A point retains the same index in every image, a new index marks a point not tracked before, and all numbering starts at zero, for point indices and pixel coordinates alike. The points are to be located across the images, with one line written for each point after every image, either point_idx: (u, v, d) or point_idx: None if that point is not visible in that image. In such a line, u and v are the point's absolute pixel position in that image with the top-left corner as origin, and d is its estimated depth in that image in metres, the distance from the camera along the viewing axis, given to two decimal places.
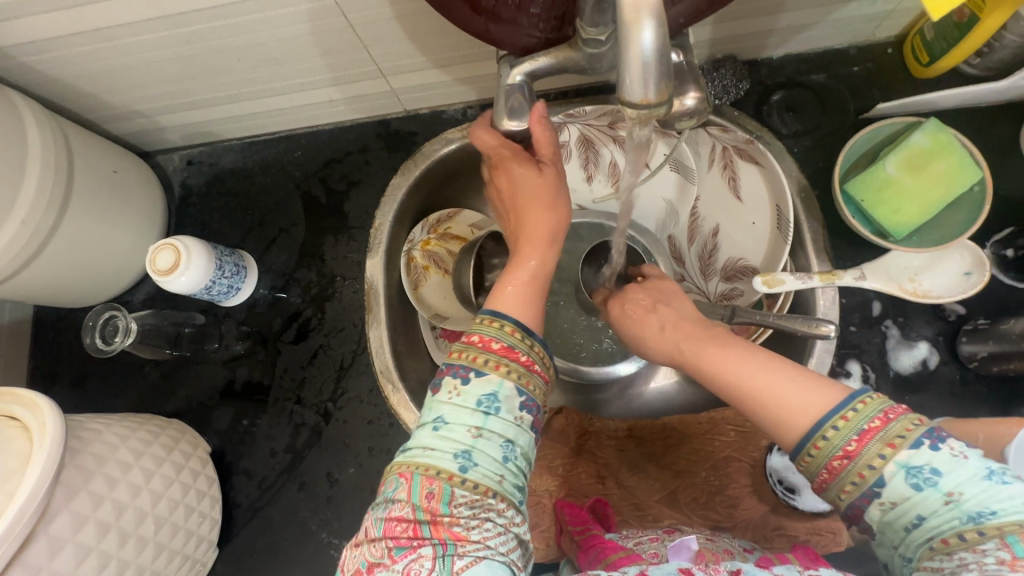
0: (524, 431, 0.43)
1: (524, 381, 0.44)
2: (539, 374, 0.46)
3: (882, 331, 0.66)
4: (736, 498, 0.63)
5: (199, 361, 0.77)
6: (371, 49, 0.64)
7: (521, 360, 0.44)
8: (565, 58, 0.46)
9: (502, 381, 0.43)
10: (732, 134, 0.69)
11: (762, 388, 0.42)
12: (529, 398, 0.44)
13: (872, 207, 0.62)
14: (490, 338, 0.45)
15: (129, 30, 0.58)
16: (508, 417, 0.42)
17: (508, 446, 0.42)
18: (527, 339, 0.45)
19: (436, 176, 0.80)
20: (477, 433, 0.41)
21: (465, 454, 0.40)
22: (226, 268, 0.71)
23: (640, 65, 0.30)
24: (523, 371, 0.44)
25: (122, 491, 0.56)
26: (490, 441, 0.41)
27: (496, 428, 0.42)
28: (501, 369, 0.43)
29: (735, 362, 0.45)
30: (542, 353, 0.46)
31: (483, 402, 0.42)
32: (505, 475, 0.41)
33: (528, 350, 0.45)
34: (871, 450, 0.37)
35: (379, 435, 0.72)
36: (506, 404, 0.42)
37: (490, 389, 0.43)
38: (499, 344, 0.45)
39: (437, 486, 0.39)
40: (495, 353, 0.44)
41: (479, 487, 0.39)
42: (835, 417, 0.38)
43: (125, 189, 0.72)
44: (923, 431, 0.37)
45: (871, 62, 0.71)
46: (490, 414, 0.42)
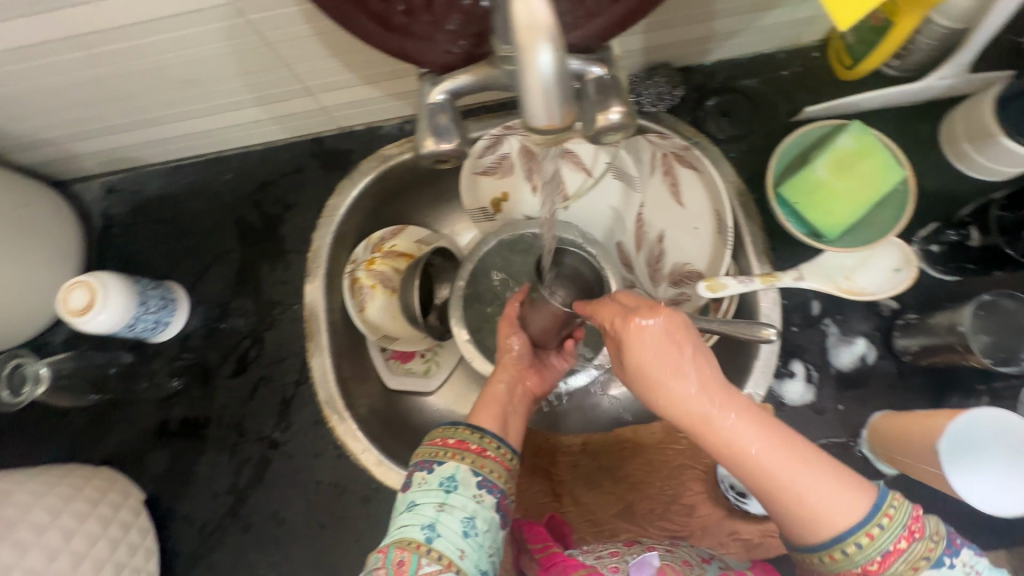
0: (486, 507, 0.48)
1: (478, 466, 0.49)
2: (495, 460, 0.51)
3: (822, 330, 0.67)
4: (691, 506, 0.63)
5: (128, 403, 0.72)
6: (295, 67, 0.62)
7: (473, 449, 0.51)
8: (485, 76, 0.45)
9: (458, 463, 0.49)
10: (669, 141, 0.70)
11: (795, 482, 0.39)
12: (486, 479, 0.49)
13: (805, 210, 0.64)
14: (449, 434, 0.51)
15: (21, 55, 0.54)
16: (466, 493, 0.48)
17: (470, 522, 0.46)
18: (475, 432, 0.52)
19: (376, 194, 0.77)
20: (439, 508, 0.46)
21: (430, 527, 0.45)
22: (150, 302, 0.67)
23: (541, 91, 0.29)
24: (478, 456, 0.50)
25: (36, 556, 0.51)
26: (452, 516, 0.46)
27: (458, 504, 0.47)
28: (457, 457, 0.50)
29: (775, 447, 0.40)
30: (495, 444, 0.52)
31: (444, 482, 0.48)
32: (466, 550, 0.45)
33: (478, 440, 0.51)
34: (897, 566, 0.39)
35: (328, 469, 0.69)
36: (465, 484, 0.48)
37: (449, 472, 0.49)
38: (454, 439, 0.51)
39: (406, 555, 0.43)
40: (450, 445, 0.50)
41: (443, 560, 0.44)
42: (879, 514, 0.39)
43: (32, 223, 0.66)
44: (942, 547, 0.39)
45: (799, 66, 0.73)
46: (451, 491, 0.47)
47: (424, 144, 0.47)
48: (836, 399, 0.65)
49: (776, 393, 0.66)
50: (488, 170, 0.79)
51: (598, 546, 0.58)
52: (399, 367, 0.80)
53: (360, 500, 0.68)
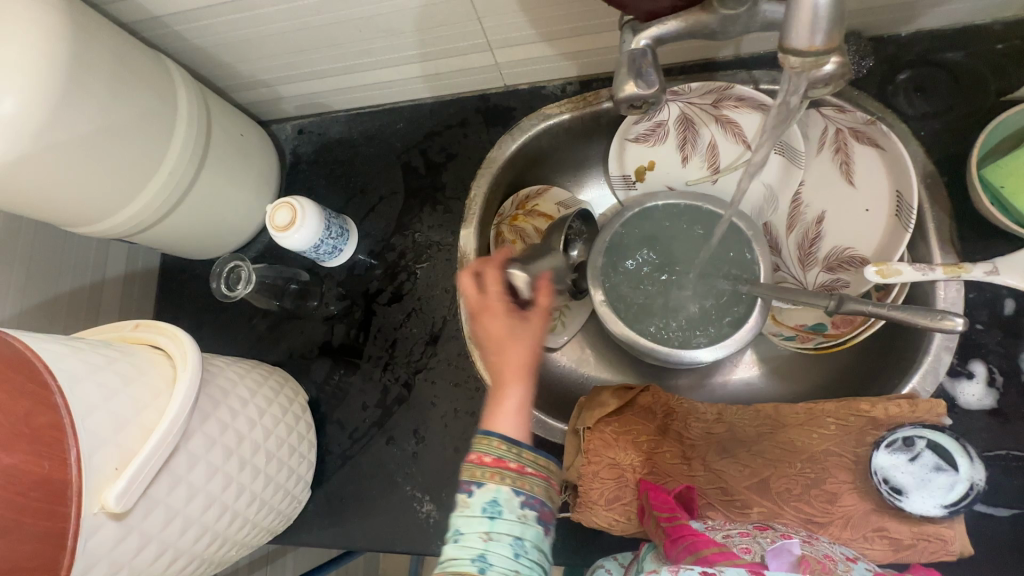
0: (530, 526, 0.46)
1: (520, 484, 0.47)
2: (536, 474, 0.48)
3: (1015, 331, 0.60)
4: (835, 494, 0.59)
5: (301, 317, 0.82)
6: (485, 21, 0.66)
7: (513, 466, 0.47)
8: (695, 22, 0.46)
9: (498, 486, 0.46)
10: (850, 115, 0.66)
11: None
12: (529, 496, 0.47)
13: (1013, 195, 0.58)
14: (485, 453, 0.48)
15: (269, 0, 0.63)
16: (512, 517, 0.45)
17: (519, 544, 0.45)
18: (512, 447, 0.48)
19: (531, 152, 0.81)
20: (487, 538, 0.44)
21: (481, 557, 0.44)
22: (332, 229, 0.76)
23: (811, 11, 0.29)
24: (517, 474, 0.47)
25: (241, 422, 0.62)
26: (501, 543, 0.44)
27: (505, 529, 0.45)
28: (496, 478, 0.47)
29: None
30: (532, 456, 0.49)
31: (486, 508, 0.46)
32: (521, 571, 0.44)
33: (516, 458, 0.48)
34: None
35: (465, 399, 0.74)
36: (507, 507, 0.46)
37: (491, 496, 0.46)
38: (489, 456, 0.47)
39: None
40: (489, 465, 0.47)
41: None
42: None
43: (248, 151, 0.77)
44: None
45: (1018, 39, 0.65)
46: (496, 519, 0.45)
47: (622, 89, 0.48)
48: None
49: (948, 393, 0.61)
50: (640, 137, 0.79)
51: (726, 523, 0.56)
52: None
53: None
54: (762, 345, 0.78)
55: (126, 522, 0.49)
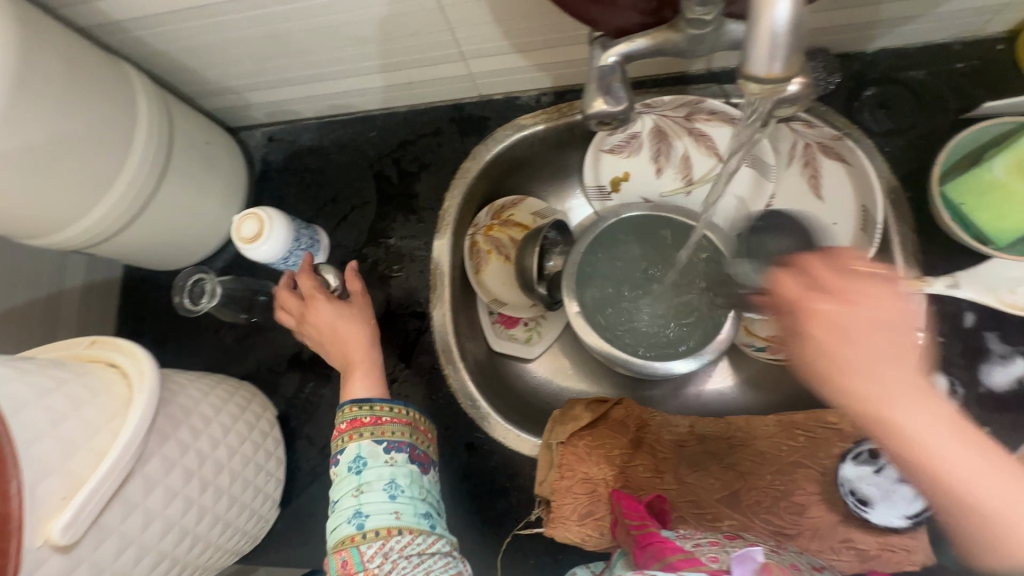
0: (400, 466, 0.55)
1: (379, 434, 0.57)
2: (391, 421, 0.58)
3: (974, 344, 0.62)
4: (802, 505, 0.60)
5: (270, 329, 0.80)
6: (457, 32, 0.65)
7: (368, 423, 0.57)
8: (664, 40, 0.45)
9: (359, 443, 0.56)
10: (817, 130, 0.68)
11: (947, 465, 0.41)
12: (391, 442, 0.56)
13: (974, 211, 0.60)
14: (360, 419, 0.57)
15: (234, 7, 0.61)
16: (377, 463, 0.55)
17: (391, 485, 0.54)
18: (363, 406, 0.58)
19: (506, 162, 0.80)
20: (358, 493, 0.53)
21: (358, 513, 0.52)
22: (302, 240, 0.74)
23: (770, 39, 0.29)
24: (373, 427, 0.57)
25: (204, 442, 0.59)
26: (372, 492, 0.53)
27: (372, 478, 0.54)
28: (354, 438, 0.56)
29: (925, 416, 0.42)
30: (386, 407, 0.59)
31: (353, 464, 0.55)
32: (400, 510, 0.53)
33: (369, 413, 0.57)
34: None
35: (438, 412, 0.73)
36: (372, 458, 0.55)
37: (353, 454, 0.55)
38: (347, 422, 0.57)
39: (347, 554, 0.51)
40: (346, 430, 0.57)
41: (381, 532, 0.51)
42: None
43: (215, 159, 0.75)
44: None
45: (977, 59, 0.67)
46: (362, 471, 0.54)
47: (590, 106, 0.49)
48: (983, 420, 0.60)
49: None
50: (616, 147, 0.79)
51: (696, 532, 0.56)
52: (504, 332, 0.83)
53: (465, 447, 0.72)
54: (734, 356, 0.78)
55: (75, 553, 0.47)
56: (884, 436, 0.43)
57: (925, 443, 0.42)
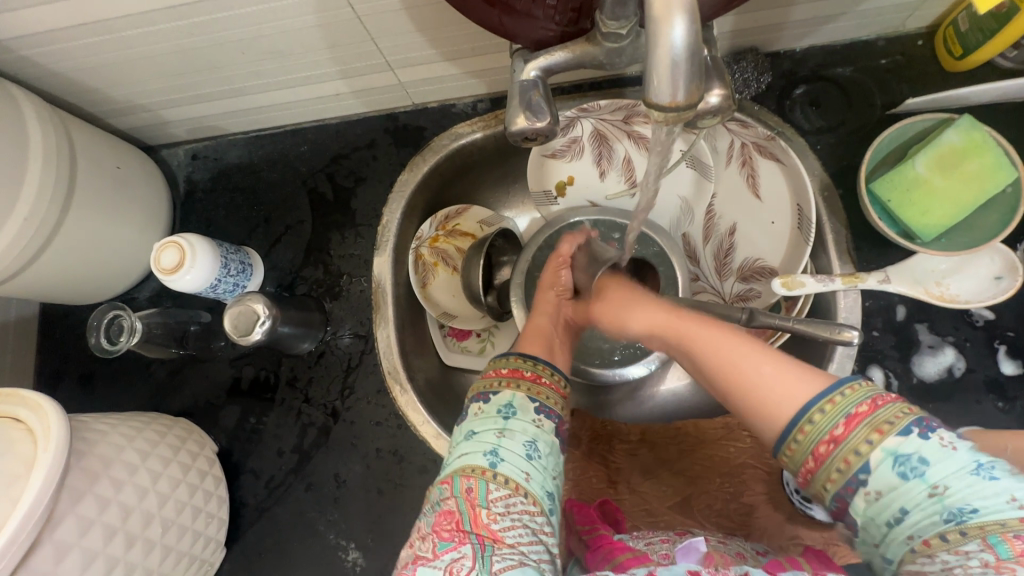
0: (546, 432, 0.48)
1: (534, 392, 0.49)
2: (549, 386, 0.51)
3: (906, 336, 0.63)
4: (751, 506, 0.62)
5: (205, 360, 0.76)
6: (380, 42, 0.62)
7: (527, 376, 0.50)
8: (582, 53, 0.44)
9: (514, 392, 0.49)
10: (752, 131, 0.66)
11: (748, 369, 0.44)
12: (544, 405, 0.49)
13: (899, 208, 0.60)
14: (517, 368, 0.51)
15: (130, 23, 0.56)
16: (526, 418, 0.47)
17: (532, 445, 0.46)
18: (527, 360, 0.52)
19: (446, 172, 0.77)
20: (501, 434, 0.46)
21: (493, 452, 0.45)
22: (231, 265, 0.70)
23: (670, 64, 0.28)
24: (532, 382, 0.50)
25: (128, 493, 0.56)
26: (514, 441, 0.46)
27: (518, 428, 0.47)
28: (511, 385, 0.49)
29: (718, 339, 0.48)
30: (548, 369, 0.52)
31: (502, 409, 0.48)
32: (532, 473, 0.45)
33: (531, 368, 0.51)
34: (859, 436, 0.37)
35: (387, 437, 0.71)
36: (522, 410, 0.48)
37: (506, 400, 0.48)
38: (507, 368, 0.51)
39: (474, 483, 0.44)
40: (504, 375, 0.50)
41: (510, 483, 0.44)
42: (824, 399, 0.39)
43: (129, 184, 0.70)
44: (912, 420, 0.37)
45: (900, 54, 0.68)
46: (510, 417, 0.47)
47: (514, 122, 0.46)
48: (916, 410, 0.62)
49: None
50: (558, 152, 0.77)
51: (649, 531, 0.56)
52: (455, 345, 0.80)
53: (417, 470, 0.70)
54: None
55: None
56: (715, 372, 0.46)
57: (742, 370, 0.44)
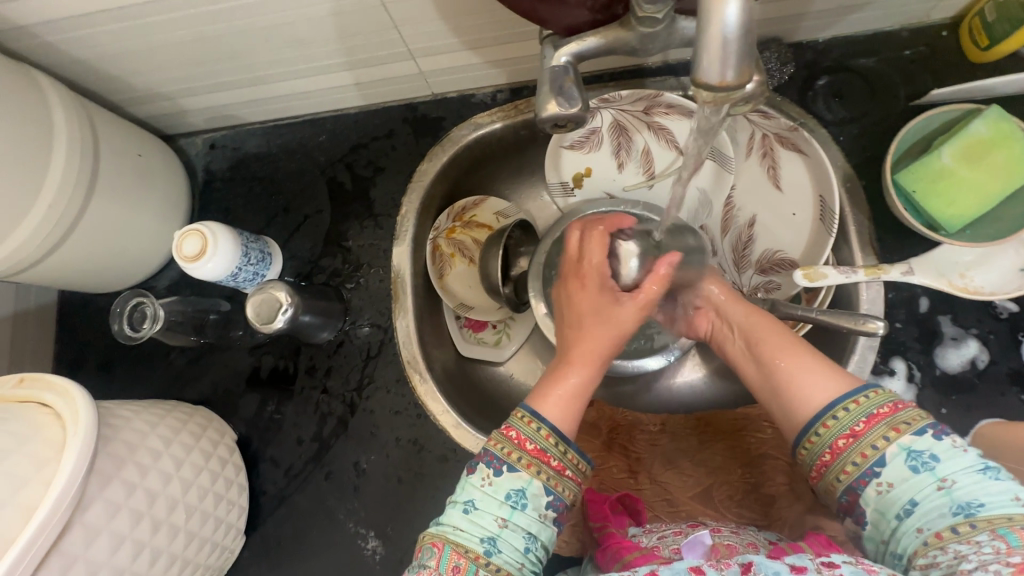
0: (547, 528, 0.48)
1: (553, 484, 0.48)
2: (570, 477, 0.50)
3: (930, 328, 0.63)
4: (772, 497, 0.61)
5: (223, 349, 0.76)
6: (403, 30, 0.62)
7: (552, 464, 0.49)
8: (615, 39, 0.44)
9: (532, 479, 0.47)
10: (774, 121, 0.67)
11: (800, 377, 0.49)
12: (558, 498, 0.48)
13: (925, 199, 0.59)
14: (526, 437, 0.49)
15: (156, 8, 0.56)
16: (533, 514, 0.47)
17: (531, 540, 0.47)
18: (534, 424, 0.50)
19: (465, 162, 0.77)
20: (503, 525, 0.46)
21: (491, 540, 0.45)
22: (251, 254, 0.70)
23: (721, 44, 0.27)
24: (554, 472, 0.49)
25: (154, 479, 0.56)
26: (515, 534, 0.46)
27: (522, 523, 0.46)
28: (532, 469, 0.48)
29: (784, 345, 0.53)
30: (575, 458, 0.50)
31: (512, 496, 0.47)
32: (525, 563, 0.46)
33: (559, 456, 0.49)
34: (875, 432, 0.43)
35: (406, 426, 0.71)
36: (533, 501, 0.47)
37: (520, 486, 0.47)
38: (531, 444, 0.49)
39: (463, 563, 0.44)
40: (529, 454, 0.48)
41: (501, 574, 0.45)
42: (847, 400, 0.45)
43: (150, 172, 0.70)
44: (927, 423, 0.43)
45: (924, 45, 0.68)
46: (518, 509, 0.46)
47: (544, 108, 0.46)
48: (939, 402, 0.62)
49: None
50: (576, 143, 0.77)
51: (662, 525, 0.56)
52: (471, 336, 0.80)
53: (436, 459, 0.70)
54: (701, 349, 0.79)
55: None
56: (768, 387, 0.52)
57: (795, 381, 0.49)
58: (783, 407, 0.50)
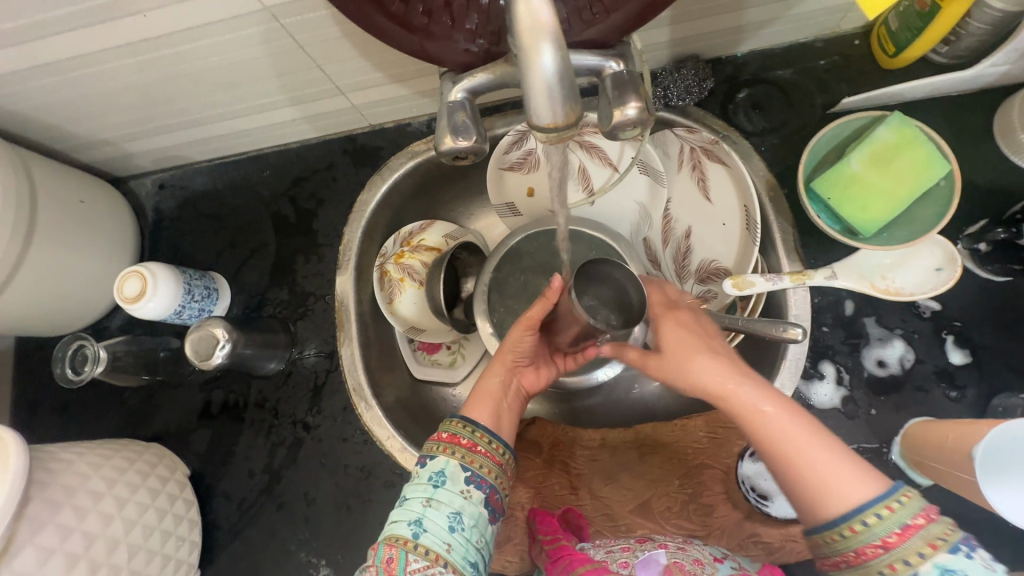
0: (473, 503, 0.48)
1: (468, 460, 0.50)
2: (486, 454, 0.52)
3: (856, 332, 0.64)
4: (711, 506, 0.62)
5: (176, 385, 0.77)
6: (325, 68, 0.64)
7: (464, 444, 0.51)
8: (502, 73, 0.46)
9: (448, 458, 0.50)
10: (697, 135, 0.69)
11: (807, 451, 0.42)
12: (476, 473, 0.50)
13: (839, 204, 0.60)
14: (458, 435, 0.52)
15: (82, 62, 0.58)
16: (454, 489, 0.48)
17: (456, 517, 0.47)
18: (467, 427, 0.53)
19: (405, 190, 0.79)
20: (426, 503, 0.47)
21: (417, 522, 0.47)
22: (195, 291, 0.72)
23: (545, 88, 0.29)
24: (468, 450, 0.51)
25: (92, 521, 0.57)
26: (438, 511, 0.47)
27: (444, 499, 0.48)
28: (447, 451, 0.51)
29: (791, 421, 0.43)
30: (486, 437, 0.52)
31: (433, 477, 0.49)
32: (454, 544, 0.46)
33: (469, 436, 0.52)
34: (911, 546, 0.36)
35: (354, 453, 0.72)
36: (453, 478, 0.49)
37: (439, 466, 0.50)
38: (446, 433, 0.52)
39: (394, 553, 0.45)
40: (443, 440, 0.52)
41: (429, 554, 0.45)
42: (879, 504, 0.38)
43: (93, 217, 0.72)
44: (960, 537, 0.36)
45: (837, 55, 0.70)
46: (438, 487, 0.48)
47: (442, 143, 0.47)
48: (868, 403, 0.63)
49: (804, 395, 0.64)
50: (515, 165, 0.78)
51: (610, 540, 0.58)
52: (425, 358, 0.81)
53: (384, 485, 0.71)
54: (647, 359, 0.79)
55: None
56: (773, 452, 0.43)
57: (798, 453, 0.42)
58: (797, 491, 0.41)
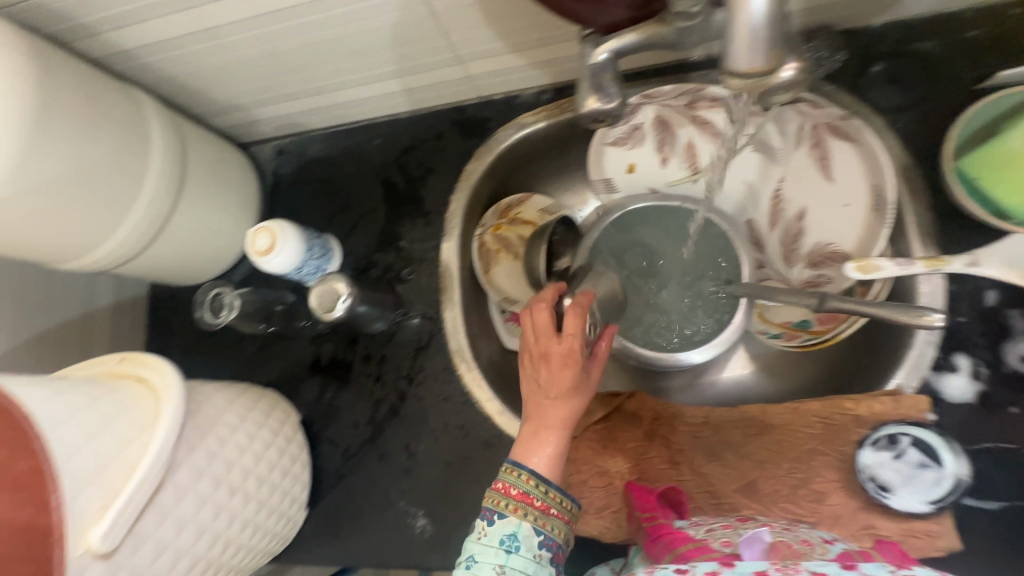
0: (544, 567, 0.50)
1: (541, 523, 0.51)
2: (557, 515, 0.52)
3: (997, 323, 0.60)
4: (822, 493, 0.60)
5: (289, 337, 0.83)
6: (451, 36, 0.66)
7: (537, 505, 0.51)
8: (652, 34, 0.45)
9: (519, 521, 0.50)
10: (825, 110, 0.66)
11: None
12: (547, 538, 0.51)
13: (993, 185, 0.59)
14: (513, 486, 0.51)
15: (234, 29, 0.63)
16: (527, 554, 0.49)
17: None
18: (540, 486, 0.51)
19: (510, 162, 0.80)
20: (500, 570, 0.48)
21: None
22: (314, 249, 0.76)
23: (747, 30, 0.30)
24: (540, 513, 0.51)
25: (230, 449, 0.62)
26: None
27: (517, 566, 0.49)
28: (518, 513, 0.50)
29: None
30: (558, 497, 0.51)
31: (505, 540, 0.50)
32: None
33: (543, 497, 0.51)
34: None
35: (454, 413, 0.75)
36: (524, 544, 0.50)
37: (511, 529, 0.50)
38: (517, 491, 0.51)
39: None
40: (514, 499, 0.51)
41: None
42: None
43: (227, 177, 0.78)
44: None
45: (993, 25, 0.64)
46: (511, 553, 0.49)
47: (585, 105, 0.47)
48: (1007, 400, 0.58)
49: (932, 387, 0.60)
50: (619, 140, 0.77)
51: (711, 517, 0.57)
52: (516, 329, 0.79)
53: (481, 445, 0.73)
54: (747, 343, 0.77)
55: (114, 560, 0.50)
56: None
57: None
58: None
